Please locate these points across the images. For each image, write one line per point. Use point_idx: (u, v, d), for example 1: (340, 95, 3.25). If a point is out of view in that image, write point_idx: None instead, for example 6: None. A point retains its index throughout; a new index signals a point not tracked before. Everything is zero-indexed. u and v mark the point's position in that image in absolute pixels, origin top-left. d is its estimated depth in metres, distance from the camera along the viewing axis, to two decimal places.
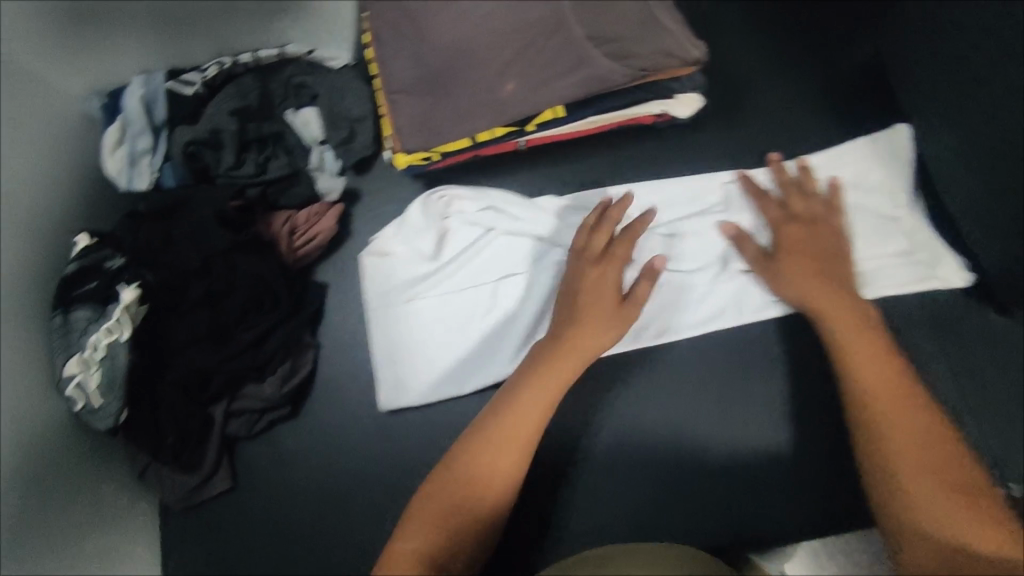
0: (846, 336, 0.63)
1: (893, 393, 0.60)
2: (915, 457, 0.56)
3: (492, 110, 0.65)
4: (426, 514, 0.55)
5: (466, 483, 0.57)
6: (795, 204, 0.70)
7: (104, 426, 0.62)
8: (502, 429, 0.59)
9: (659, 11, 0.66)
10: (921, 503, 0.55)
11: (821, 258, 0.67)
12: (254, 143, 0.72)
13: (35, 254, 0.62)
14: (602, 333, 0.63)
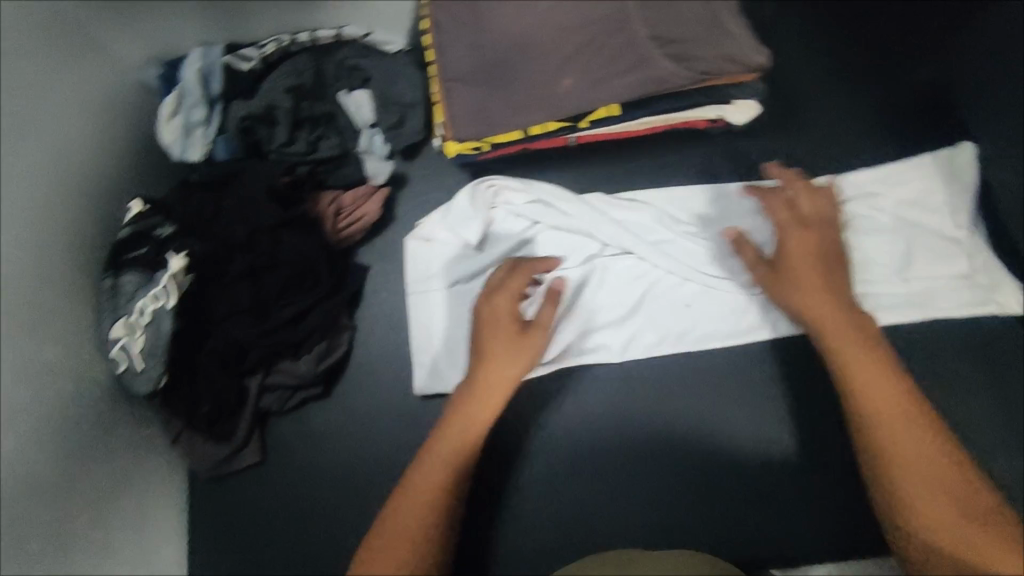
0: (844, 356, 0.58)
1: (895, 409, 0.55)
2: (925, 483, 0.52)
3: (547, 105, 0.65)
4: (392, 528, 0.53)
5: (427, 496, 0.55)
6: (778, 219, 0.66)
7: (144, 391, 0.64)
8: (437, 458, 0.56)
9: (724, 15, 0.65)
10: (936, 530, 0.51)
11: (822, 269, 0.63)
12: (307, 121, 0.72)
13: (90, 217, 0.64)
14: (507, 364, 0.60)
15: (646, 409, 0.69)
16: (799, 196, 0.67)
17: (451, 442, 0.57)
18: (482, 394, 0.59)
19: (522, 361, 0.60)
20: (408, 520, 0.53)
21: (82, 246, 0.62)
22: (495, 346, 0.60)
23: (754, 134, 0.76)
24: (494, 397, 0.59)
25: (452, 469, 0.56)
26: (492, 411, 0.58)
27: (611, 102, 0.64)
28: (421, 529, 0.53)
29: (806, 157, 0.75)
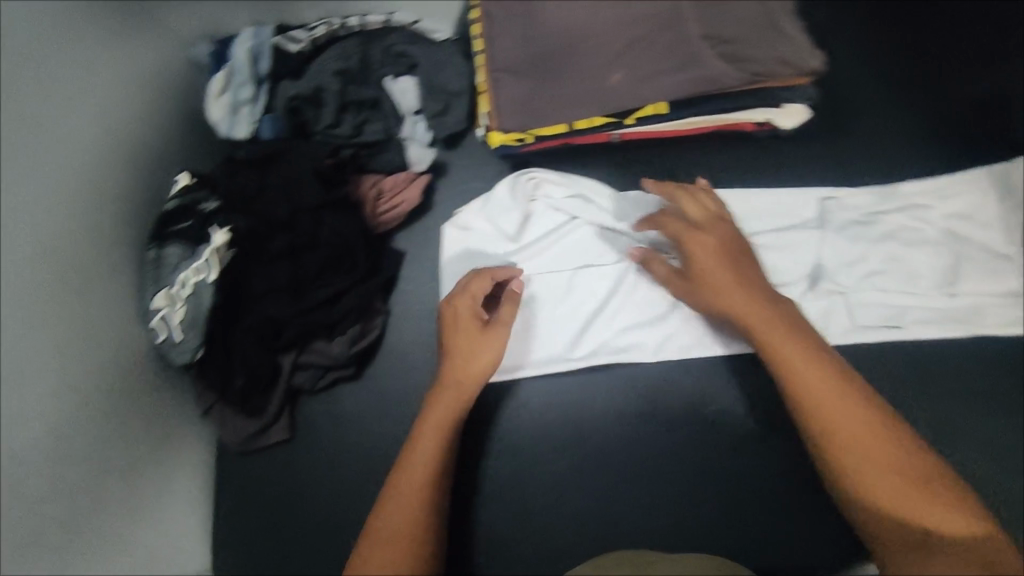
0: (770, 338, 0.57)
1: (831, 386, 0.53)
2: (865, 455, 0.50)
3: (594, 99, 0.65)
4: (382, 523, 0.53)
5: (411, 490, 0.55)
6: (670, 230, 0.66)
7: (182, 361, 0.65)
8: (408, 460, 0.57)
9: (778, 17, 0.64)
10: (890, 504, 0.48)
11: (733, 263, 0.63)
12: (353, 104, 0.73)
13: (137, 189, 0.65)
14: (479, 355, 0.63)
15: (672, 409, 0.70)
16: (685, 204, 0.68)
17: (425, 438, 0.59)
18: (448, 386, 0.62)
19: (493, 352, 0.63)
20: (396, 513, 0.54)
21: (128, 217, 0.64)
22: (458, 343, 0.63)
23: (799, 142, 0.75)
24: (463, 390, 0.61)
25: (432, 462, 0.57)
26: (463, 403, 0.61)
27: (659, 101, 0.64)
28: (410, 522, 0.54)
29: (851, 165, 0.74)
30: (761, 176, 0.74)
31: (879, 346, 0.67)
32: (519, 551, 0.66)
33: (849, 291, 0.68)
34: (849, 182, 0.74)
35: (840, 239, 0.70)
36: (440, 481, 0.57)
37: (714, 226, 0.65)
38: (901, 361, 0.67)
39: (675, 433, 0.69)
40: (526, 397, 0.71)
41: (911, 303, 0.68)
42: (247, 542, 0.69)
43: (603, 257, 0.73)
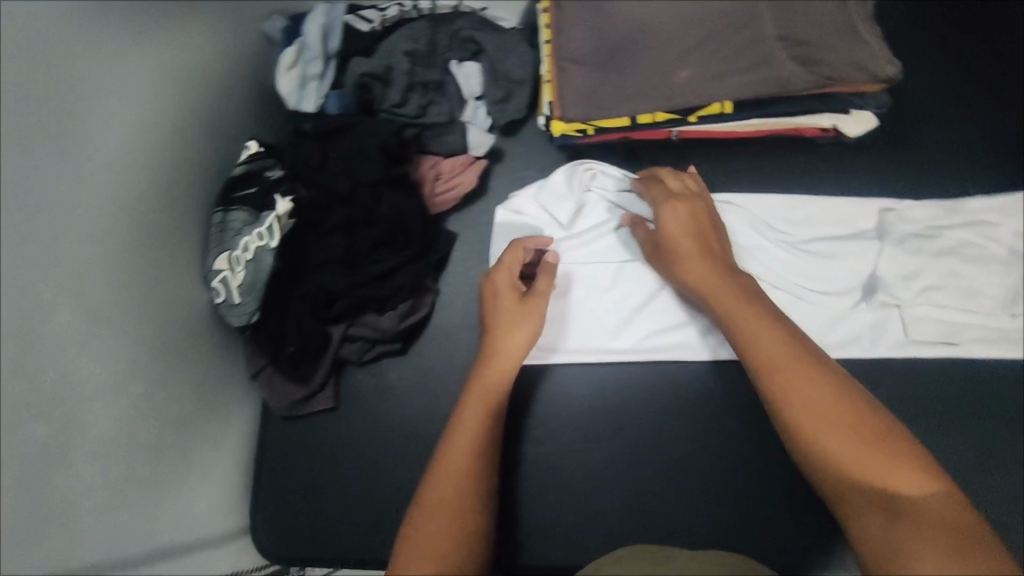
0: (729, 310, 0.58)
1: (786, 351, 0.53)
2: (817, 415, 0.49)
3: (660, 95, 0.65)
4: (428, 501, 0.53)
5: (461, 470, 0.55)
6: (652, 196, 0.68)
7: (238, 324, 0.67)
8: (452, 436, 0.57)
9: (857, 20, 0.64)
10: (850, 464, 0.47)
11: (700, 235, 0.64)
12: (419, 85, 0.74)
13: (207, 154, 0.67)
14: (516, 330, 0.63)
15: (717, 410, 0.69)
16: (664, 178, 0.69)
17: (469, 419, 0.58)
18: (490, 368, 0.61)
19: (524, 338, 0.63)
20: (444, 492, 0.53)
21: (198, 182, 0.65)
22: (502, 318, 0.64)
23: (861, 150, 0.76)
24: (502, 371, 0.61)
25: (475, 442, 0.56)
26: (500, 386, 0.60)
27: (726, 100, 0.64)
28: (457, 501, 0.53)
29: (906, 178, 0.75)
30: (822, 182, 0.75)
31: (928, 359, 0.70)
32: (554, 535, 0.67)
33: (904, 304, 0.69)
34: (904, 195, 0.74)
35: (898, 252, 0.70)
36: (484, 461, 0.56)
37: (692, 199, 0.67)
38: (937, 372, 0.69)
39: (716, 432, 0.69)
40: (569, 385, 0.71)
41: (969, 321, 0.69)
42: (289, 504, 0.71)
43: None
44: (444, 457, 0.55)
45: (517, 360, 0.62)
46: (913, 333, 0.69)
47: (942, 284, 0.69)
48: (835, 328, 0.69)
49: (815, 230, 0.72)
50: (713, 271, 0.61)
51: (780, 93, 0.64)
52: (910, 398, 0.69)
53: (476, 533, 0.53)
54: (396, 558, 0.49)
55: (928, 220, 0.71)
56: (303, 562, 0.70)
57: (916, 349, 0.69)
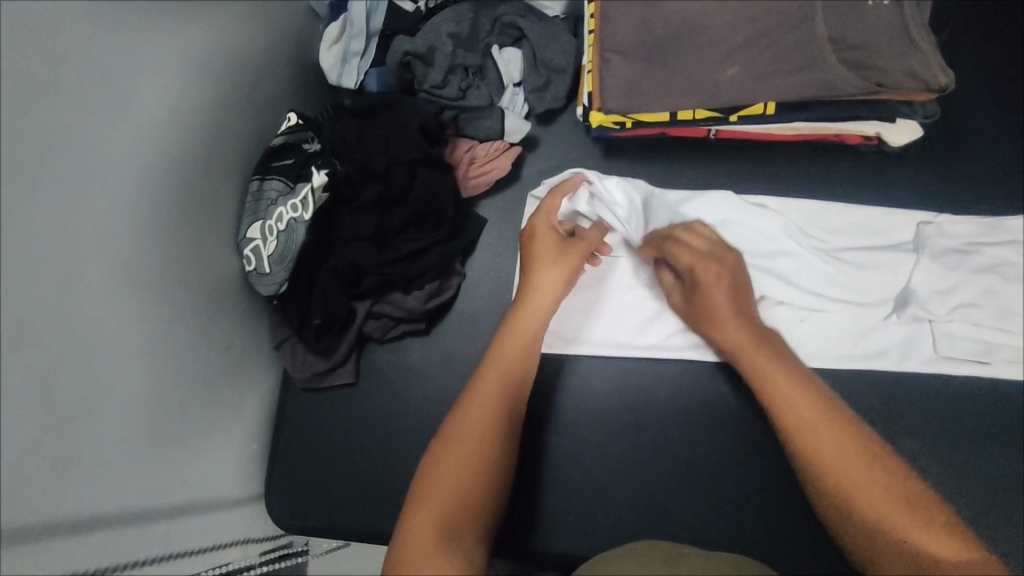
0: (755, 364, 0.57)
1: (811, 408, 0.52)
2: (849, 475, 0.49)
3: (705, 91, 0.65)
4: (436, 472, 0.49)
5: (476, 438, 0.51)
6: (684, 260, 0.65)
7: (266, 293, 0.67)
8: (470, 406, 0.53)
9: (912, 27, 0.62)
10: (881, 522, 0.47)
11: (733, 298, 0.63)
12: (461, 68, 0.75)
13: (250, 123, 0.68)
14: (552, 279, 0.62)
15: (739, 414, 0.69)
16: (692, 237, 0.67)
17: (489, 382, 0.54)
18: (515, 328, 0.59)
19: (563, 278, 0.62)
20: (459, 458, 0.49)
21: (238, 150, 0.66)
22: (541, 255, 0.64)
23: (904, 161, 0.75)
24: (524, 336, 0.58)
25: (494, 412, 0.53)
26: (524, 350, 0.57)
27: (769, 99, 0.64)
28: (473, 469, 0.49)
29: (946, 191, 0.74)
30: (860, 191, 0.74)
31: (955, 380, 0.69)
32: (566, 525, 0.67)
33: (936, 319, 0.69)
34: (943, 208, 0.73)
35: (933, 266, 0.70)
36: (505, 438, 0.52)
37: (722, 258, 0.65)
38: (968, 390, 0.69)
39: (735, 436, 0.68)
40: (590, 379, 0.71)
41: (1003, 341, 0.69)
42: (307, 472, 0.72)
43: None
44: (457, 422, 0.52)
45: (538, 329, 0.59)
46: (942, 349, 0.69)
47: (973, 302, 0.69)
48: (860, 341, 0.70)
49: (850, 241, 0.72)
50: (741, 325, 0.61)
51: (825, 96, 0.64)
52: (935, 415, 0.68)
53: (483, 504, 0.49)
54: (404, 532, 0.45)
55: (966, 236, 0.71)
56: (313, 532, 0.71)
57: (944, 365, 0.69)
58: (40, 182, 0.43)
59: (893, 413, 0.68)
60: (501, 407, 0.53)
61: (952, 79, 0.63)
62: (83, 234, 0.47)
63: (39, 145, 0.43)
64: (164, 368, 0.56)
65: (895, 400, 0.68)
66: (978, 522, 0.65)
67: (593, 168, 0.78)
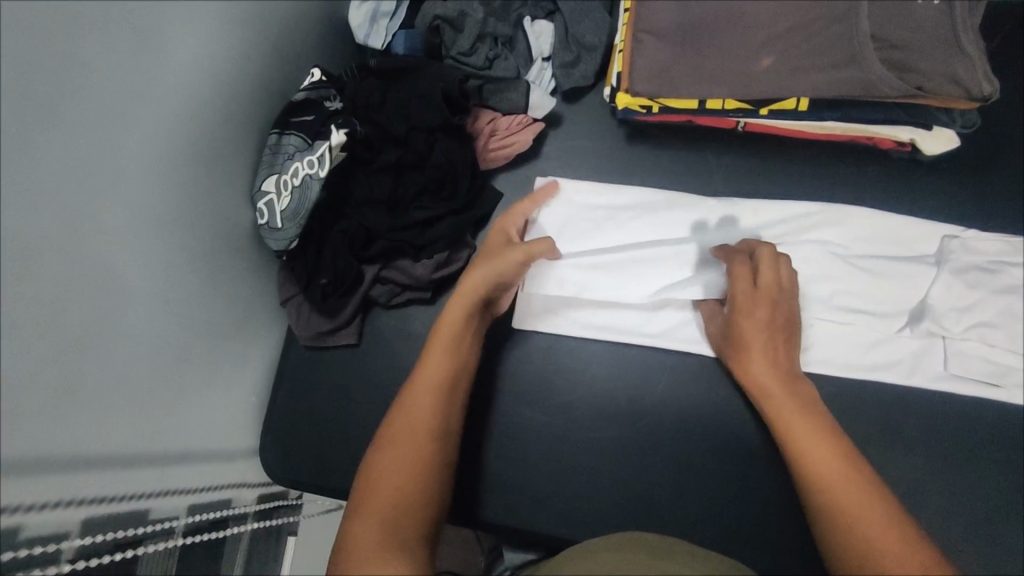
0: (774, 394, 0.59)
1: (811, 424, 0.56)
2: (841, 493, 0.50)
3: (738, 80, 0.63)
4: (392, 447, 0.52)
5: (425, 406, 0.55)
6: (736, 288, 0.64)
7: (276, 248, 0.67)
8: (421, 382, 0.57)
9: (964, 30, 0.59)
10: (864, 540, 0.47)
11: (774, 335, 0.62)
12: (491, 37, 0.74)
13: (273, 76, 0.67)
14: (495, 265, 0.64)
15: (738, 414, 0.68)
16: (761, 263, 0.64)
17: (433, 365, 0.57)
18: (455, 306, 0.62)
19: (489, 274, 0.63)
20: (408, 428, 0.53)
21: (261, 101, 0.66)
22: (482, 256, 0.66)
23: (936, 170, 0.72)
24: (468, 311, 0.62)
25: (437, 395, 0.56)
26: (461, 334, 0.60)
27: (804, 95, 0.62)
28: (426, 454, 0.52)
29: (977, 206, 0.72)
30: (887, 199, 0.72)
31: (962, 400, 0.68)
32: (552, 506, 0.67)
33: (950, 335, 0.68)
34: (971, 225, 0.71)
35: (953, 282, 0.68)
36: (451, 401, 0.57)
37: (781, 300, 0.63)
38: (975, 411, 0.67)
39: (730, 435, 0.68)
40: (590, 361, 0.71)
41: (1016, 364, 0.67)
42: (302, 428, 0.73)
43: (686, 262, 0.72)
44: (403, 409, 0.55)
45: (464, 318, 0.61)
46: (951, 366, 0.67)
47: (989, 323, 0.68)
48: (869, 350, 0.69)
49: (869, 249, 0.71)
50: (772, 360, 0.61)
51: (863, 96, 0.62)
52: (939, 433, 0.67)
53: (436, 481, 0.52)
54: (362, 502, 0.49)
55: (994, 254, 0.69)
56: (305, 487, 0.72)
57: (953, 384, 0.67)
58: (57, 115, 0.43)
59: (895, 426, 0.67)
60: (446, 381, 0.57)
61: (996, 88, 0.60)
62: (99, 173, 0.47)
63: (60, 78, 0.43)
64: (171, 315, 0.57)
65: (899, 414, 0.67)
66: (969, 545, 0.64)
67: (616, 151, 0.77)
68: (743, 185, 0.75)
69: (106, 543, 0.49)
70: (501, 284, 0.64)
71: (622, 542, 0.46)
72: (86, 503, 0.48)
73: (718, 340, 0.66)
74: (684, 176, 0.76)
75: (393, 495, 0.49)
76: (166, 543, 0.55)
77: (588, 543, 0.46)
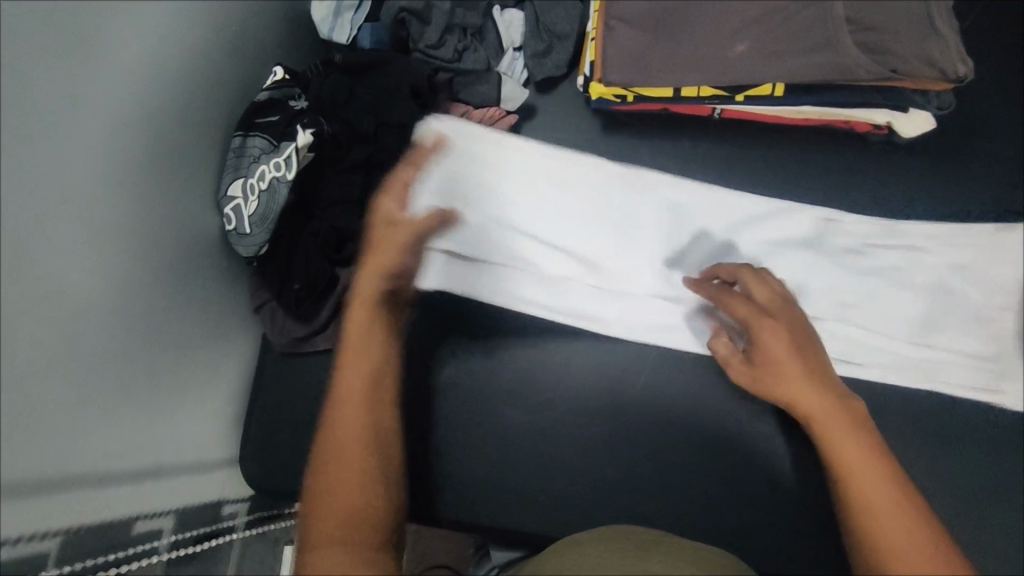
0: (816, 414, 0.56)
1: (836, 418, 0.56)
2: (890, 526, 0.49)
3: (711, 67, 0.62)
4: (332, 459, 0.48)
5: (358, 403, 0.50)
6: (738, 312, 0.62)
7: (246, 254, 0.65)
8: (348, 375, 0.51)
9: (936, 14, 0.60)
10: (881, 535, 0.49)
11: (797, 350, 0.59)
12: (459, 28, 0.72)
13: (233, 74, 0.65)
14: (387, 253, 0.57)
15: (718, 403, 0.68)
16: (750, 283, 0.64)
17: (359, 356, 0.52)
18: (360, 297, 0.55)
19: (386, 259, 0.57)
20: (349, 434, 0.49)
21: (222, 104, 0.64)
22: (375, 242, 0.58)
23: (909, 153, 0.73)
24: (370, 293, 0.55)
25: (370, 393, 0.51)
26: (379, 312, 0.55)
27: (780, 80, 0.61)
28: (366, 458, 0.48)
29: (950, 189, 0.72)
30: (862, 183, 0.72)
31: (941, 384, 0.68)
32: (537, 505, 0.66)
33: (823, 317, 0.69)
34: (944, 207, 0.72)
35: (925, 266, 0.70)
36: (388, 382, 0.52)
37: (782, 309, 0.61)
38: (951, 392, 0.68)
39: (712, 425, 0.68)
40: (573, 356, 0.70)
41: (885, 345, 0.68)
42: (280, 436, 0.72)
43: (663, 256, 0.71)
44: (337, 419, 0.49)
45: (371, 312, 0.55)
46: (933, 352, 0.69)
47: (970, 308, 0.70)
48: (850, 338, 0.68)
49: (800, 230, 0.70)
50: (808, 376, 0.58)
51: (839, 81, 0.60)
52: (917, 415, 0.68)
53: (388, 481, 0.49)
54: (310, 520, 0.45)
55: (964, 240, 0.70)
56: (288, 494, 0.71)
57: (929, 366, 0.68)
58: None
59: (877, 410, 0.67)
60: (378, 369, 0.52)
61: (971, 69, 0.60)
62: (51, 187, 0.45)
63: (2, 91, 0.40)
64: (131, 333, 0.54)
65: (880, 399, 0.68)
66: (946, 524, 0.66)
67: (592, 142, 0.75)
68: (719, 173, 0.74)
69: (89, 566, 0.49)
70: (401, 268, 0.58)
71: (619, 537, 0.45)
72: (68, 529, 0.47)
73: (729, 357, 0.63)
74: (661, 166, 0.74)
75: (353, 510, 0.46)
76: (150, 560, 0.54)
77: (576, 537, 0.46)
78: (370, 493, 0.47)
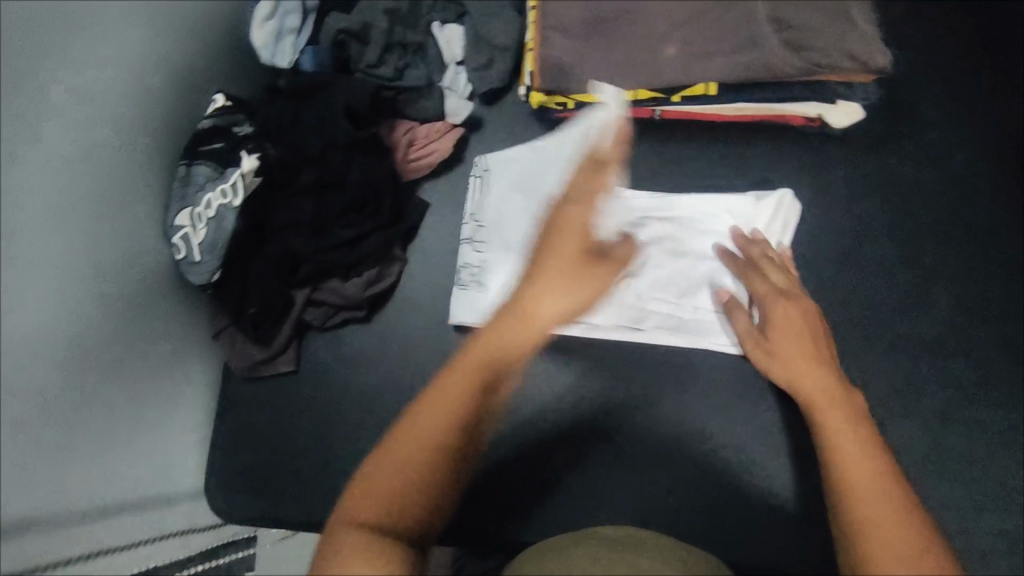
0: (819, 397, 0.59)
1: (840, 410, 0.57)
2: (867, 501, 0.49)
3: (645, 72, 0.64)
4: (405, 442, 0.44)
5: (458, 405, 0.45)
6: (759, 289, 0.66)
7: (198, 282, 0.65)
8: (462, 367, 0.46)
9: (853, 9, 0.62)
10: (853, 506, 0.49)
11: (806, 339, 0.63)
12: (399, 46, 0.74)
13: (175, 104, 0.65)
14: (560, 289, 0.49)
15: (677, 398, 0.69)
16: (768, 266, 0.68)
17: (479, 357, 0.47)
18: (533, 322, 0.48)
19: (562, 296, 0.49)
20: (434, 423, 0.45)
21: (165, 134, 0.64)
22: (558, 266, 0.50)
23: (844, 142, 0.75)
24: (527, 315, 0.48)
25: (478, 402, 0.46)
26: (524, 334, 0.48)
27: (710, 79, 0.63)
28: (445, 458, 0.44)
29: (886, 174, 0.74)
30: (802, 174, 0.74)
31: (892, 365, 0.69)
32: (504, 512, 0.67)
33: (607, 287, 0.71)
34: (883, 193, 0.74)
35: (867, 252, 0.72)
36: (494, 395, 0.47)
37: (798, 296, 0.66)
38: (902, 373, 0.69)
39: (672, 421, 0.69)
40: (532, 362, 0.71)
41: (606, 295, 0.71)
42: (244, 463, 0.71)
43: None
44: (429, 405, 0.45)
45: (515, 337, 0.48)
46: (879, 335, 0.70)
47: (912, 291, 0.71)
48: None
49: None
50: (815, 364, 0.61)
51: (767, 78, 0.62)
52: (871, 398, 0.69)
53: (449, 488, 0.45)
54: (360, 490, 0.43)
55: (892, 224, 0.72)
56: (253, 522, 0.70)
57: (876, 348, 0.70)
58: None
59: None
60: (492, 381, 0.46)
61: (890, 60, 0.62)
62: None
63: None
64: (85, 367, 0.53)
65: None
66: None
67: None
68: (664, 174, 0.75)
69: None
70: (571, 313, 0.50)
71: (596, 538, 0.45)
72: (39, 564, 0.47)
73: (747, 334, 0.66)
74: None
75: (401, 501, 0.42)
76: None
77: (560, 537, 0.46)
78: (426, 493, 0.43)
